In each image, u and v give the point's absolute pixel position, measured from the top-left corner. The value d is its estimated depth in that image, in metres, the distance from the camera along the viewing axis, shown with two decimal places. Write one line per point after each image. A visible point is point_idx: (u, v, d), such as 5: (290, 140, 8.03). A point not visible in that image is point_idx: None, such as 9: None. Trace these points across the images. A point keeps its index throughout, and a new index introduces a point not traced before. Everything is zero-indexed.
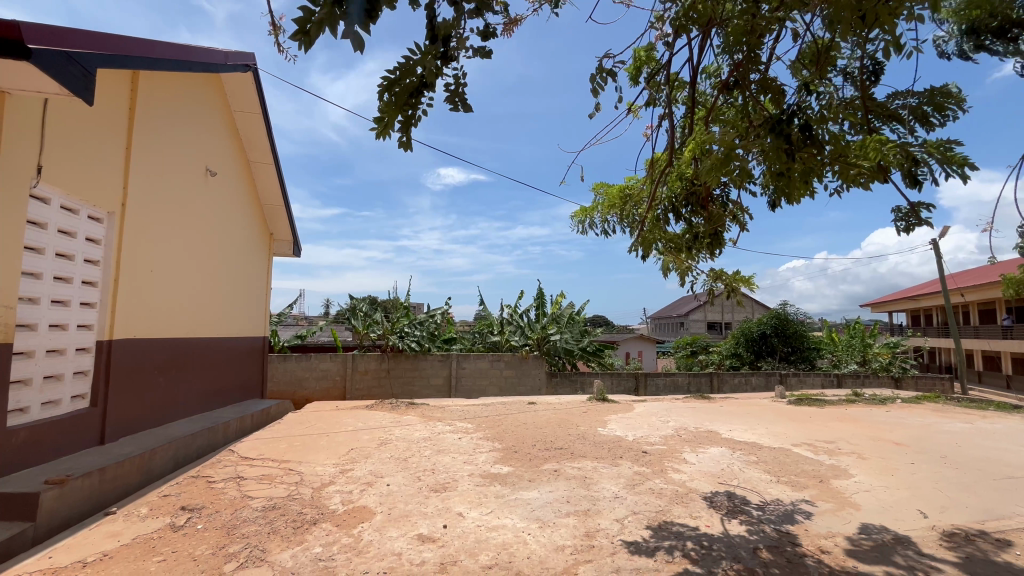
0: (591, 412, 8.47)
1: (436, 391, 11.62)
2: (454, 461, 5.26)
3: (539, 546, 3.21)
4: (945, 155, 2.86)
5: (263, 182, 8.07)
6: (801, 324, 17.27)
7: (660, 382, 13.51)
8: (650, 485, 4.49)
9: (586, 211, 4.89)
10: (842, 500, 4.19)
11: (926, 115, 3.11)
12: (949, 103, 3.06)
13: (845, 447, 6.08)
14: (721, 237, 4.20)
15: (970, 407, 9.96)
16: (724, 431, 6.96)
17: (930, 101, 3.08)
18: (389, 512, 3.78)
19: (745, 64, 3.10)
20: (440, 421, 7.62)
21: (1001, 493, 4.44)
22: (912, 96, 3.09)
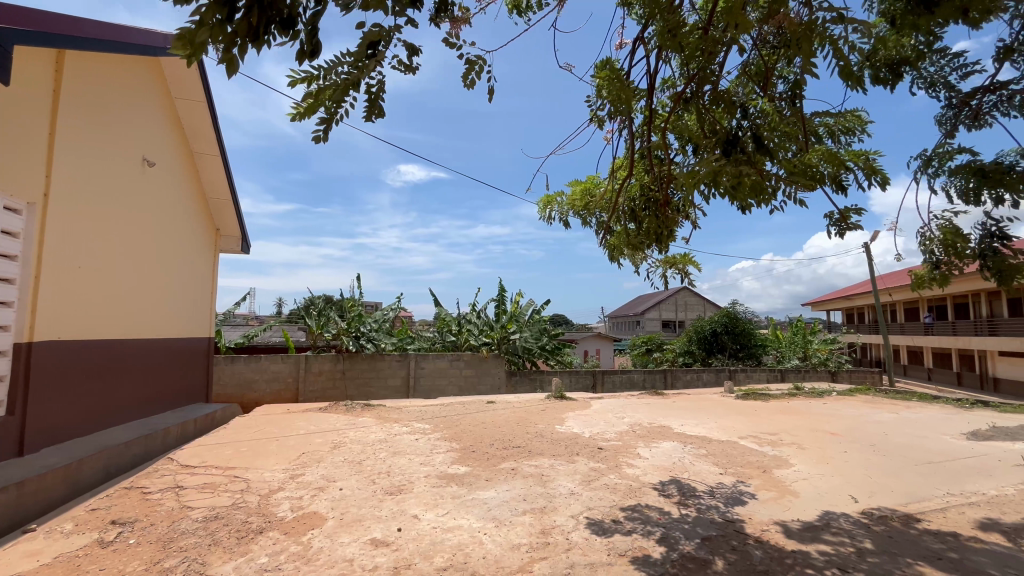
0: (549, 410, 8.55)
1: (393, 391, 11.38)
2: (411, 462, 5.18)
3: (495, 545, 3.20)
4: (867, 165, 3.15)
5: (208, 175, 7.64)
6: (748, 322, 18.12)
7: (617, 379, 13.79)
8: (605, 480, 4.58)
9: (551, 199, 4.82)
10: (783, 489, 4.43)
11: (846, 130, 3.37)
12: (860, 126, 3.33)
13: (786, 439, 6.42)
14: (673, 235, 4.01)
15: (896, 399, 10.77)
16: (676, 426, 7.19)
17: (847, 122, 3.37)
18: (341, 518, 3.67)
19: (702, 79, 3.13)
20: (397, 422, 7.47)
21: (922, 477, 4.81)
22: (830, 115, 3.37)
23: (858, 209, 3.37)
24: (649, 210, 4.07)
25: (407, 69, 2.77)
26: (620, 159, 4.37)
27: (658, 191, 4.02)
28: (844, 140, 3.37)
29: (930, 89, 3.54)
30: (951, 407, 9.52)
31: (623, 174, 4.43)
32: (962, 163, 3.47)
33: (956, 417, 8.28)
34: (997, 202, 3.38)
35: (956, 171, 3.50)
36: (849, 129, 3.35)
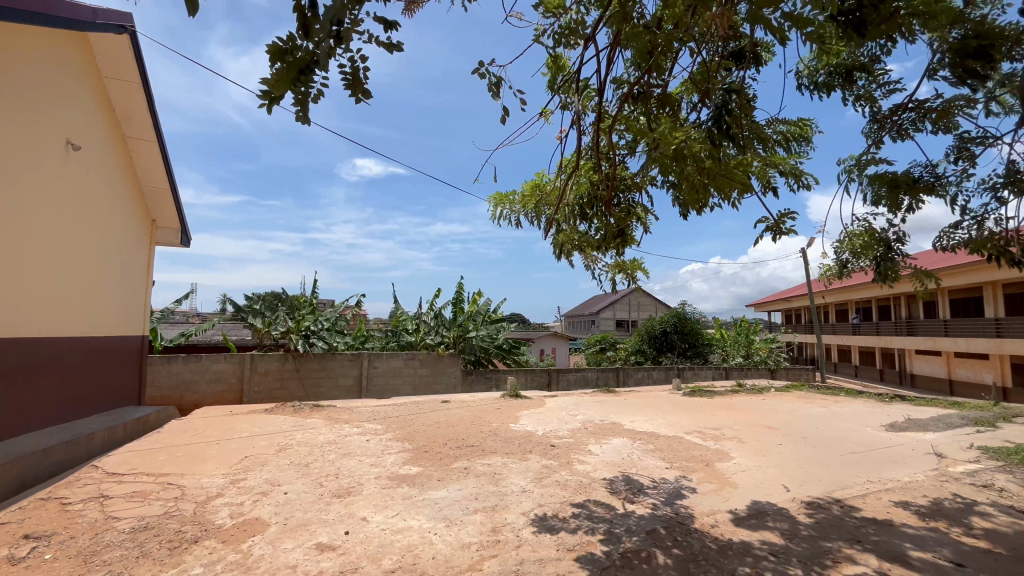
0: (503, 409, 8.58)
1: (344, 391, 11.07)
2: (361, 464, 5.05)
3: (445, 545, 3.18)
4: (794, 170, 3.36)
5: (144, 161, 7.14)
6: (696, 322, 18.89)
7: (572, 377, 14.00)
8: (556, 477, 4.65)
9: (504, 198, 4.66)
10: (723, 480, 4.66)
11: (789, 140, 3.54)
12: (807, 133, 3.52)
13: (728, 433, 6.75)
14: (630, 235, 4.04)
15: (826, 394, 11.57)
16: (627, 422, 7.40)
17: (793, 130, 3.53)
18: (285, 523, 3.53)
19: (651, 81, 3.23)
20: (348, 423, 7.26)
21: (846, 466, 5.20)
22: (778, 124, 3.55)
23: (789, 214, 3.60)
24: (597, 208, 4.08)
25: (391, 46, 2.41)
26: (568, 157, 4.33)
27: (605, 189, 3.99)
28: (795, 146, 3.56)
29: (859, 104, 3.86)
30: (874, 401, 10.34)
31: (569, 172, 4.37)
32: (877, 174, 3.76)
33: (877, 411, 9.00)
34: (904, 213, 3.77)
35: (870, 181, 3.83)
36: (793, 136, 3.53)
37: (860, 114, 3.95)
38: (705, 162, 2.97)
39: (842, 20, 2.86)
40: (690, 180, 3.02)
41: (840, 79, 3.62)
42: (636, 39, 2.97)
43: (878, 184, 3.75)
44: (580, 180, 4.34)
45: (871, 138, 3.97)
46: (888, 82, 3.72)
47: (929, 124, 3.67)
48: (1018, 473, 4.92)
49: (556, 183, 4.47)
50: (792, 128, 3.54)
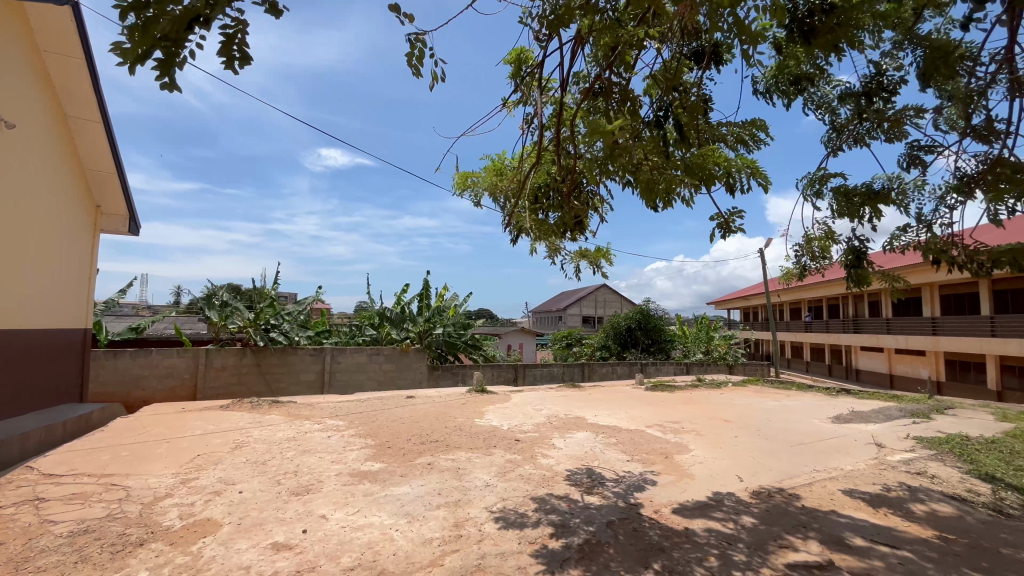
0: (469, 404, 8.56)
1: (306, 387, 10.77)
2: (321, 461, 4.93)
3: (406, 541, 3.15)
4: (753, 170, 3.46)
5: (87, 143, 6.70)
6: (659, 319, 19.38)
7: (538, 372, 14.11)
8: (520, 471, 4.69)
9: (469, 176, 4.63)
10: (681, 472, 4.81)
11: (743, 139, 3.64)
12: (759, 134, 3.61)
13: (686, 426, 6.97)
14: (586, 225, 4.09)
15: (779, 388, 12.13)
16: (591, 417, 7.53)
17: (747, 133, 3.62)
18: (239, 522, 3.41)
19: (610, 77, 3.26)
20: (308, 420, 7.07)
21: (795, 457, 5.47)
22: (733, 125, 3.66)
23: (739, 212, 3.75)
24: (554, 199, 4.13)
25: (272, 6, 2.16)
26: (530, 147, 4.33)
27: (565, 180, 4.01)
28: (745, 148, 3.66)
29: (818, 111, 4.03)
30: (822, 395, 10.90)
31: (530, 161, 4.38)
32: (838, 188, 3.96)
33: (825, 404, 9.49)
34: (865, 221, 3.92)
35: (833, 194, 4.02)
36: (747, 138, 3.62)
37: (818, 122, 4.12)
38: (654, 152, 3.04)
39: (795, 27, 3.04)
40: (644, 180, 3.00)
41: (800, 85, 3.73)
42: (597, 33, 3.01)
43: (839, 200, 3.96)
44: (542, 170, 4.35)
45: (829, 146, 4.14)
46: (841, 91, 3.89)
47: (880, 131, 3.86)
48: (948, 461, 5.29)
49: (517, 173, 4.38)
50: (745, 130, 3.62)
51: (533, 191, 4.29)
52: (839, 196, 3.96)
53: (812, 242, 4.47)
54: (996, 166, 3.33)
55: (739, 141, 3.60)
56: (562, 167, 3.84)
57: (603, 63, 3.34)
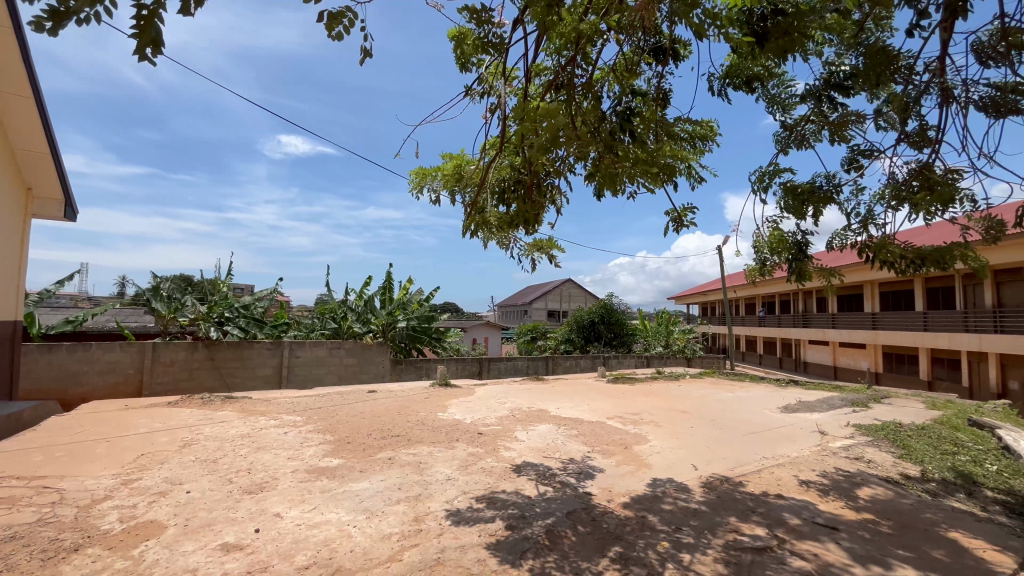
0: (432, 397, 8.50)
1: (262, 382, 10.38)
2: (277, 458, 4.78)
3: (364, 537, 3.10)
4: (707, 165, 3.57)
5: (15, 121, 6.18)
6: (622, 313, 19.79)
7: (502, 365, 14.14)
8: (482, 464, 4.69)
9: (424, 174, 4.54)
10: (639, 462, 4.95)
11: (699, 135, 3.75)
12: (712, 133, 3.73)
13: (646, 418, 7.17)
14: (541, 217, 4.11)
15: (733, 380, 12.66)
16: (553, 409, 7.63)
17: (702, 129, 3.72)
18: (186, 524, 3.26)
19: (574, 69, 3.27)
20: (263, 416, 6.82)
21: (747, 445, 5.72)
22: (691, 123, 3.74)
23: (693, 208, 3.85)
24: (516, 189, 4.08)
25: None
26: (492, 137, 4.27)
27: (526, 172, 3.98)
28: (699, 145, 3.78)
29: (773, 110, 4.18)
30: (772, 386, 11.46)
31: (492, 152, 4.32)
32: (786, 183, 4.12)
33: (774, 395, 9.98)
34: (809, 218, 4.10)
35: (780, 189, 4.18)
36: (703, 135, 3.74)
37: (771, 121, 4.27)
38: (609, 144, 3.11)
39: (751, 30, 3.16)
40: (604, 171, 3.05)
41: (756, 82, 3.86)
42: (558, 24, 3.02)
43: (787, 195, 4.11)
44: (504, 161, 4.30)
45: (780, 145, 4.31)
46: (793, 92, 4.05)
47: (827, 134, 4.05)
48: (883, 447, 5.67)
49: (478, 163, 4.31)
50: (702, 128, 3.73)
51: (494, 183, 4.24)
52: (789, 193, 4.11)
53: (769, 240, 4.65)
54: (927, 170, 3.57)
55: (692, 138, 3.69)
56: (523, 159, 3.82)
57: (567, 55, 3.33)
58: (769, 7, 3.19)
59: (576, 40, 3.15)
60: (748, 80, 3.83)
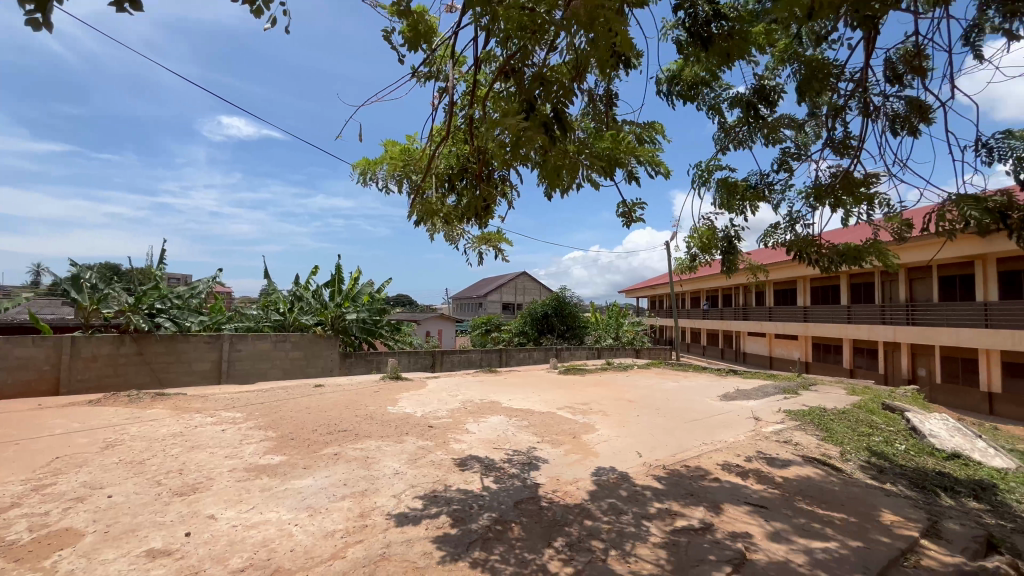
0: (382, 391, 8.34)
1: (199, 377, 9.78)
2: (213, 457, 4.53)
3: (306, 536, 3.00)
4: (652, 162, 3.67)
5: None
6: (575, 306, 20.15)
7: (456, 358, 14.06)
8: (432, 457, 4.65)
9: (368, 163, 4.40)
10: (586, 451, 5.07)
11: (647, 135, 3.84)
12: (657, 134, 3.83)
13: (594, 407, 7.35)
14: (491, 211, 4.08)
15: (678, 370, 13.22)
16: (505, 401, 7.67)
17: (650, 131, 3.78)
18: (107, 530, 3.04)
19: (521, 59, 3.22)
20: (198, 413, 6.44)
21: (688, 432, 5.99)
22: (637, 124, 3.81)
23: (641, 204, 3.97)
24: (466, 179, 3.99)
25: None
26: (440, 124, 4.17)
27: (475, 162, 3.95)
28: (648, 143, 3.87)
29: (712, 112, 4.33)
30: (713, 376, 12.07)
31: (440, 140, 4.24)
32: (722, 180, 4.31)
33: (715, 384, 10.51)
34: (743, 213, 4.33)
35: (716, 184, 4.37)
36: (648, 135, 3.85)
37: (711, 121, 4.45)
38: (551, 139, 3.00)
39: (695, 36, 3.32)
40: (552, 164, 3.04)
41: (697, 87, 3.97)
42: (505, 13, 2.97)
43: (721, 190, 4.31)
44: (451, 150, 4.25)
45: (719, 143, 4.51)
46: (729, 96, 4.21)
47: (761, 135, 4.26)
48: (809, 430, 6.11)
49: (424, 151, 4.21)
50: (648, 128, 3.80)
51: (443, 172, 4.17)
52: (724, 189, 4.31)
53: (700, 236, 4.84)
54: (847, 175, 3.84)
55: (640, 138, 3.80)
56: (473, 150, 3.75)
57: (515, 45, 3.28)
58: (711, 11, 3.30)
59: (524, 31, 3.11)
60: (692, 84, 3.96)
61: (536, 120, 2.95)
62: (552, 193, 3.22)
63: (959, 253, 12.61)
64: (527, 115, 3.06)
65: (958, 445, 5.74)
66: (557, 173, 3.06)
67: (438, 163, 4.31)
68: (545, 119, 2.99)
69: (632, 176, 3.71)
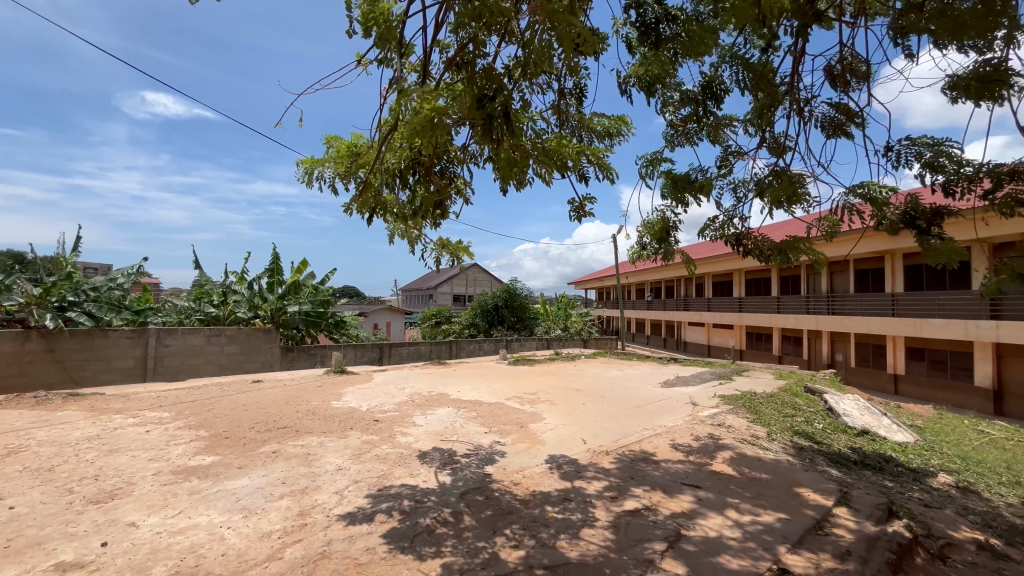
0: (326, 385, 8.07)
1: (121, 375, 9.00)
2: (135, 460, 4.20)
3: (240, 539, 2.86)
4: (600, 162, 3.71)
5: None
6: (525, 297, 20.32)
7: (404, 350, 13.82)
8: (377, 452, 4.55)
9: (315, 161, 4.22)
10: (533, 439, 5.16)
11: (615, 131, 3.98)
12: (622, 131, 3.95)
13: (542, 397, 7.48)
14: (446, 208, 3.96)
15: (623, 359, 13.69)
16: (453, 392, 7.64)
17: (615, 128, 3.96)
18: (8, 545, 2.75)
19: (473, 49, 3.16)
20: (118, 413, 5.94)
21: (630, 418, 6.23)
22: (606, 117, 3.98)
23: (592, 199, 4.03)
24: (417, 173, 3.87)
25: None
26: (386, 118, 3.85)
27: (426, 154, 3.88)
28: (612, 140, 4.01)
29: (663, 109, 4.40)
30: (655, 364, 12.61)
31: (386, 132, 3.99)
32: (668, 173, 4.43)
33: (657, 371, 10.99)
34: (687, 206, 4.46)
35: (663, 178, 4.50)
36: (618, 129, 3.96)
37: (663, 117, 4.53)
38: (498, 132, 2.95)
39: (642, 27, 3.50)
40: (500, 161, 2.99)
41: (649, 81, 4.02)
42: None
43: (668, 182, 4.44)
44: (398, 145, 3.98)
45: (668, 139, 4.64)
46: (682, 93, 4.23)
47: (707, 134, 4.42)
48: (740, 413, 6.52)
49: (371, 142, 4.00)
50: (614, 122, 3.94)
51: (391, 167, 4.01)
52: (671, 183, 4.44)
53: (649, 226, 4.97)
54: (781, 175, 4.10)
55: (608, 134, 3.97)
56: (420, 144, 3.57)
57: (468, 36, 3.21)
58: (658, 12, 3.44)
59: (477, 20, 3.10)
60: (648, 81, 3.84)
61: (479, 108, 2.88)
62: (504, 189, 3.23)
63: (871, 248, 13.76)
64: (482, 113, 2.88)
65: (867, 423, 6.33)
66: (510, 165, 3.08)
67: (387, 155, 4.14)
68: (499, 118, 2.90)
69: (584, 173, 3.75)
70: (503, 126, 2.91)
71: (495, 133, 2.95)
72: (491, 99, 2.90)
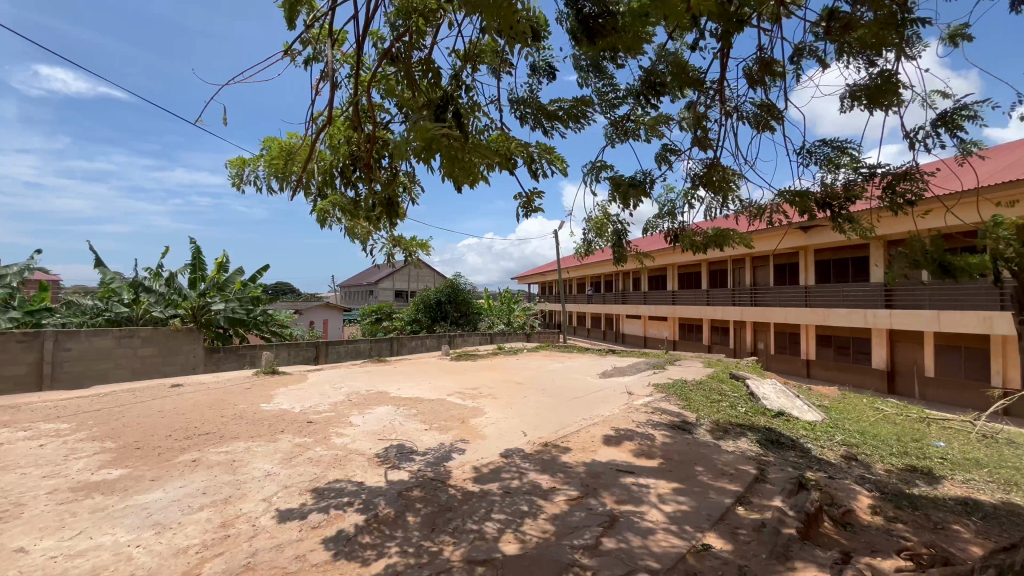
0: (255, 387, 7.62)
1: (9, 385, 7.84)
2: (25, 479, 3.74)
3: (151, 557, 2.63)
4: (550, 156, 3.77)
5: None
6: (468, 293, 20.20)
7: (342, 349, 13.32)
8: (309, 455, 4.35)
9: (245, 161, 4.05)
10: (474, 434, 5.14)
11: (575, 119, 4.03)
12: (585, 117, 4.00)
13: (484, 392, 7.47)
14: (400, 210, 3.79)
15: (565, 352, 13.97)
16: (393, 390, 7.46)
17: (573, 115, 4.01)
18: None
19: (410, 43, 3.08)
20: (5, 427, 5.26)
21: (569, 409, 6.38)
22: (566, 102, 3.98)
23: (540, 195, 4.05)
24: (359, 168, 3.76)
25: None
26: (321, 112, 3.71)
27: (365, 147, 3.72)
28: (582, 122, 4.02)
29: (602, 106, 4.45)
30: (595, 356, 12.99)
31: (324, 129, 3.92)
32: (613, 176, 4.51)
33: (596, 363, 11.34)
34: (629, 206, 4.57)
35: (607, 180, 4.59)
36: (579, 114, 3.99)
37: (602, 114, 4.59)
38: (445, 126, 2.84)
39: (586, 22, 3.52)
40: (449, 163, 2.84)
41: (588, 74, 4.13)
42: None
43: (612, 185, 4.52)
44: (336, 139, 3.87)
45: (610, 137, 4.72)
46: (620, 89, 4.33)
47: (645, 132, 4.58)
48: (672, 400, 6.87)
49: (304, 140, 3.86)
50: (576, 108, 3.98)
51: (323, 166, 3.84)
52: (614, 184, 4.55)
53: (595, 222, 5.09)
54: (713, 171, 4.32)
55: (573, 117, 3.98)
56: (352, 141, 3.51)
57: (407, 27, 3.12)
58: (597, 8, 3.48)
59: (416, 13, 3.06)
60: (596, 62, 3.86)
61: (445, 119, 2.85)
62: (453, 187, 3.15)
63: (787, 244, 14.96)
64: (443, 119, 2.86)
65: (783, 404, 6.89)
66: (458, 165, 2.92)
67: (319, 149, 3.91)
68: (451, 125, 2.85)
69: (536, 169, 3.74)
70: (450, 121, 2.86)
71: (446, 132, 2.83)
72: (444, 107, 2.90)
